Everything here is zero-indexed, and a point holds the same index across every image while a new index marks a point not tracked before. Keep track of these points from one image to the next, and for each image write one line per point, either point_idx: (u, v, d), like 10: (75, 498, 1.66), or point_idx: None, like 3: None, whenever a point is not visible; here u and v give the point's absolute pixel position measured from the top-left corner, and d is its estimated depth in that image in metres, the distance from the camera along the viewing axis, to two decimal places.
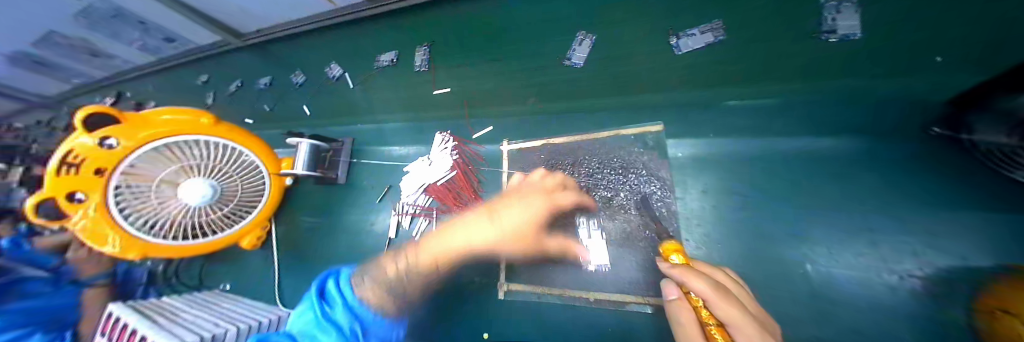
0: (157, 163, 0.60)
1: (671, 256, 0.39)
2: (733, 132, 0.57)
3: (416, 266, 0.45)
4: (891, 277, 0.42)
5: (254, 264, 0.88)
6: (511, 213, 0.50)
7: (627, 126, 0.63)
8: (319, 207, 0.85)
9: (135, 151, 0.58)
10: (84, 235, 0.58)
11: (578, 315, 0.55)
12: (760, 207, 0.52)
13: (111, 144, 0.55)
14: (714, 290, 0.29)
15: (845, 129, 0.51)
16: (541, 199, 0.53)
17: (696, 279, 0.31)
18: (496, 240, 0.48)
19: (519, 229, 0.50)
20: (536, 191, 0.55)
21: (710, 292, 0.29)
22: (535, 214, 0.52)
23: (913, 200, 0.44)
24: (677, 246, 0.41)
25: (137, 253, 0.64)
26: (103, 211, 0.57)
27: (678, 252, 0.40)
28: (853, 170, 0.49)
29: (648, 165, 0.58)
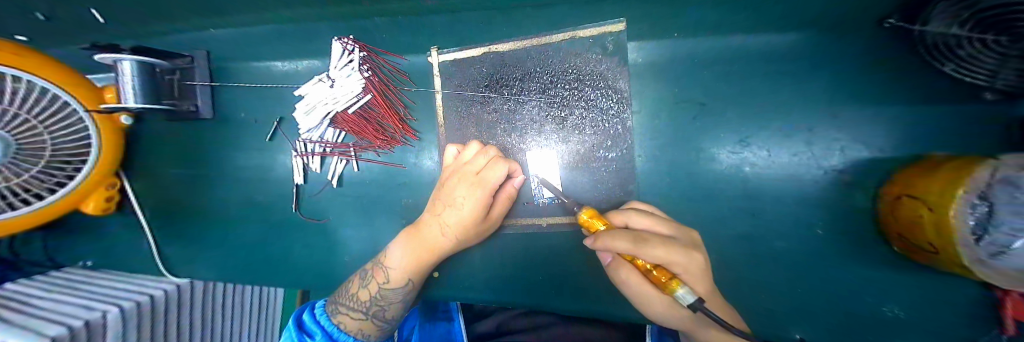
0: None
1: (596, 224, 0.33)
2: (713, 24, 0.46)
3: (416, 250, 0.45)
4: (817, 172, 0.45)
5: (115, 233, 0.66)
6: (460, 198, 0.43)
7: (585, 25, 0.48)
8: (191, 152, 0.64)
9: None
10: None
11: (532, 239, 0.53)
12: (718, 117, 0.48)
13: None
14: (633, 245, 0.28)
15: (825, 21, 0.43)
16: (481, 191, 0.42)
17: (615, 239, 0.29)
18: (445, 237, 0.44)
19: (466, 219, 0.43)
20: (476, 176, 0.43)
21: (631, 247, 0.28)
22: (476, 208, 0.43)
23: (854, 98, 0.44)
24: (594, 210, 0.35)
25: None
26: None
27: (598, 216, 0.34)
28: (814, 68, 0.46)
29: (607, 75, 0.48)
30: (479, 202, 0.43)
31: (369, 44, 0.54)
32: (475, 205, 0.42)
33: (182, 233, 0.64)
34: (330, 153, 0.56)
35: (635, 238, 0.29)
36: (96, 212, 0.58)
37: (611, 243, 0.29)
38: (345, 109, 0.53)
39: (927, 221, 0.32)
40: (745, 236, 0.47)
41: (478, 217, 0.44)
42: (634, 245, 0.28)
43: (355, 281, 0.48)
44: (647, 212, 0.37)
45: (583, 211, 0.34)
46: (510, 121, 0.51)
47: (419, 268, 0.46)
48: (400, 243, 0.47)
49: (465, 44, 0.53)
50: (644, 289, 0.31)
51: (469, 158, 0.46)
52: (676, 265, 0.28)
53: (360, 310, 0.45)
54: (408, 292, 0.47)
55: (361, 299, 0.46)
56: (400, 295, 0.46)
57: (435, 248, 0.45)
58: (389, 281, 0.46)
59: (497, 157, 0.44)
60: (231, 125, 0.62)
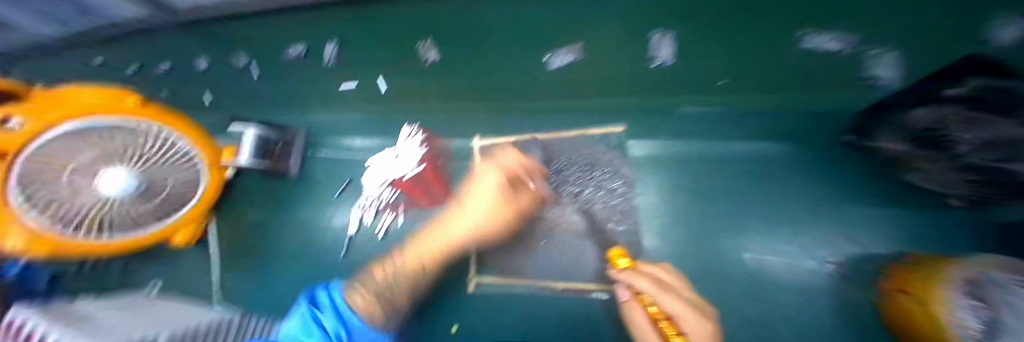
0: (76, 146, 0.49)
1: (619, 261, 0.45)
2: (695, 133, 0.60)
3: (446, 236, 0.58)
4: (811, 263, 0.49)
5: (176, 265, 0.75)
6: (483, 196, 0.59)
7: (594, 126, 0.64)
8: (268, 201, 0.77)
9: (43, 134, 0.47)
10: None
11: (545, 305, 0.55)
12: (710, 203, 0.56)
13: (15, 125, 0.46)
14: (654, 288, 0.39)
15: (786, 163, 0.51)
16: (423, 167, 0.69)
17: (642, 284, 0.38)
18: (465, 229, 0.58)
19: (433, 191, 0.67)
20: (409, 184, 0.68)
21: (653, 288, 0.38)
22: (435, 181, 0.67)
23: (831, 197, 0.52)
24: (623, 251, 0.46)
25: (47, 251, 0.51)
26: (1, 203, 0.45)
27: (624, 256, 0.45)
28: (789, 170, 0.55)
29: (613, 163, 0.60)
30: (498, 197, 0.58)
31: (431, 131, 0.72)
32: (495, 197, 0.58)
33: (232, 271, 0.72)
34: (382, 209, 0.68)
35: (661, 286, 0.39)
36: (180, 244, 0.69)
37: (636, 281, 0.40)
38: (403, 176, 0.68)
39: (920, 316, 0.34)
40: (752, 320, 0.48)
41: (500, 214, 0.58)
42: (657, 293, 0.38)
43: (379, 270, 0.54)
44: (672, 273, 0.45)
45: (612, 250, 0.47)
46: (532, 192, 0.62)
47: (436, 257, 0.56)
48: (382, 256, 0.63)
49: (502, 133, 0.69)
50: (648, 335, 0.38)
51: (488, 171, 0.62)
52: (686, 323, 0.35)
53: (372, 289, 0.50)
54: (419, 276, 0.55)
55: (376, 281, 0.52)
56: (404, 278, 0.53)
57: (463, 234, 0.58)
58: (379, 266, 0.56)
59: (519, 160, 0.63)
60: (306, 183, 0.76)
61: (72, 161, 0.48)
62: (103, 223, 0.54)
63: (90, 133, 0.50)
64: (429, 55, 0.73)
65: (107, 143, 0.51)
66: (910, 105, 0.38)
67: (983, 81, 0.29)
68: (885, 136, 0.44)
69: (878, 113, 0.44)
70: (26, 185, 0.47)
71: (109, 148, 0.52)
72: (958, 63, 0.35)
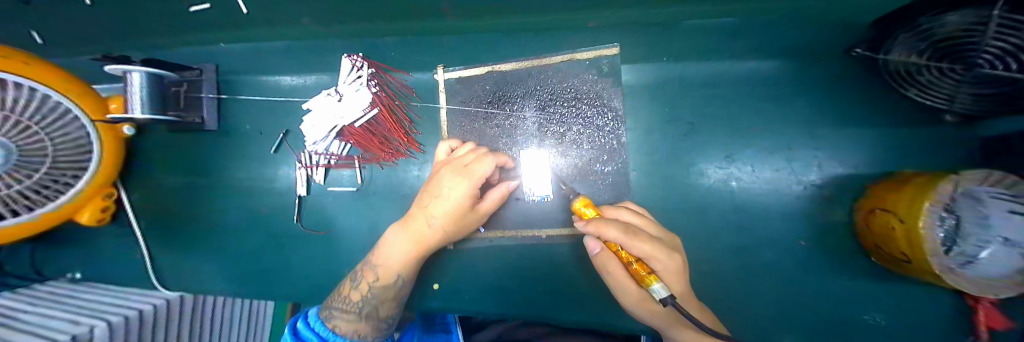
0: None
1: (586, 213, 0.36)
2: (693, 54, 0.51)
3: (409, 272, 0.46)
4: (798, 189, 0.48)
5: (106, 244, 0.64)
6: (449, 185, 0.43)
7: (582, 48, 0.53)
8: (194, 162, 0.63)
9: None
10: None
11: (533, 251, 0.54)
12: (705, 135, 0.51)
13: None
14: (624, 235, 0.32)
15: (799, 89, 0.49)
16: (467, 184, 0.42)
17: (608, 227, 0.32)
18: (430, 230, 0.44)
19: (455, 212, 0.43)
20: (464, 168, 0.43)
21: (622, 236, 0.31)
22: (463, 199, 0.42)
23: (830, 118, 0.49)
24: (589, 201, 0.37)
25: None
26: None
27: (591, 207, 0.36)
28: (789, 93, 0.50)
29: (603, 94, 0.51)
30: (465, 201, 0.43)
31: (378, 62, 0.56)
32: (463, 199, 0.42)
33: (174, 245, 0.63)
34: (334, 165, 0.58)
35: (626, 229, 0.32)
36: (91, 223, 0.57)
37: (604, 230, 0.32)
38: (353, 123, 0.55)
39: (897, 235, 0.35)
40: (732, 249, 0.49)
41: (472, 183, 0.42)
42: (625, 236, 0.32)
43: (349, 283, 0.47)
44: (638, 213, 0.41)
45: (577, 200, 0.37)
46: (512, 135, 0.53)
47: (411, 260, 0.45)
48: (388, 239, 0.46)
49: (470, 62, 0.56)
50: (621, 279, 0.36)
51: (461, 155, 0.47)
52: (656, 261, 0.33)
53: (353, 309, 0.44)
54: (400, 288, 0.46)
55: (353, 299, 0.45)
56: (386, 293, 0.45)
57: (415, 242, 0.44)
58: (379, 278, 0.45)
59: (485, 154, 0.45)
60: (236, 137, 0.63)
61: None
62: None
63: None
64: None
65: None
66: (939, 12, 0.32)
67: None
68: (901, 45, 0.38)
69: (896, 24, 0.38)
70: None
71: None
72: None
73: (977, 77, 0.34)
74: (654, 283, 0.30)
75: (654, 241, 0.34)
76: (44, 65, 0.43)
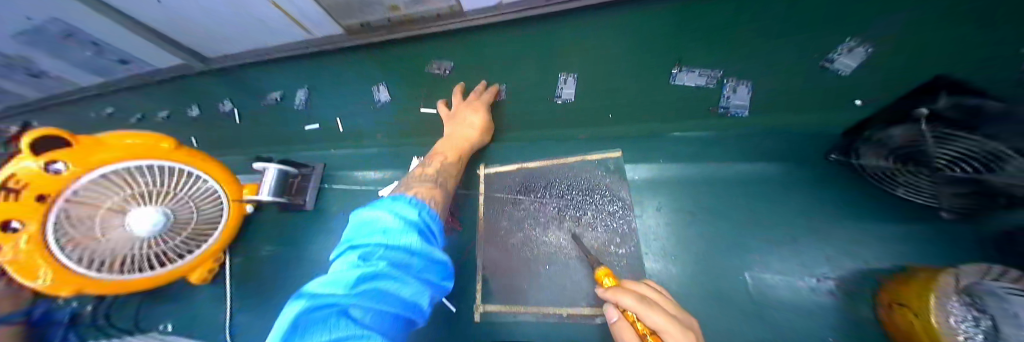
0: (107, 189, 0.50)
1: (603, 280, 0.44)
2: (682, 157, 0.65)
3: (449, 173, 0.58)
4: (813, 281, 0.50)
5: (198, 299, 0.77)
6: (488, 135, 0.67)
7: (592, 152, 0.69)
8: (286, 233, 0.81)
9: (84, 177, 0.48)
10: (12, 268, 0.47)
11: (555, 331, 0.56)
12: (707, 223, 0.58)
13: (56, 169, 0.46)
14: (638, 303, 0.36)
15: (780, 185, 0.58)
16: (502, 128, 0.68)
17: (622, 296, 0.38)
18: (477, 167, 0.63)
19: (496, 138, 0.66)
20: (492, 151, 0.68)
21: (636, 304, 0.35)
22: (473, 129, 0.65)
23: (823, 212, 0.55)
24: (609, 271, 0.46)
25: (73, 290, 0.53)
26: (34, 239, 0.46)
27: (609, 275, 0.45)
28: (776, 188, 0.59)
29: (611, 186, 0.64)
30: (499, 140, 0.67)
31: None
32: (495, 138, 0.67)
33: (247, 304, 0.74)
34: None
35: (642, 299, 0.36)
36: (197, 279, 0.71)
37: (619, 297, 0.38)
38: None
39: (919, 331, 0.35)
40: (760, 341, 0.48)
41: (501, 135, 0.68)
42: (639, 305, 0.35)
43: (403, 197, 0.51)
44: (658, 291, 0.42)
45: (598, 269, 0.46)
46: (537, 218, 0.65)
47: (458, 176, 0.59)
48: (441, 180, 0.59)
49: (505, 162, 0.74)
50: None
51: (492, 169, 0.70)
52: (670, 334, 0.33)
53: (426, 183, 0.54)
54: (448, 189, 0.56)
55: (424, 176, 0.56)
56: (451, 167, 0.60)
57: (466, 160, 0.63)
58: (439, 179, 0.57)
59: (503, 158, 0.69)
60: (321, 215, 0.81)
61: (100, 202, 0.50)
62: (126, 261, 0.56)
63: (122, 174, 0.52)
64: (382, 97, 0.78)
65: (130, 185, 0.52)
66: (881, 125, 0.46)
67: (955, 100, 0.37)
68: (870, 154, 0.49)
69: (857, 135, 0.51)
70: (62, 224, 0.48)
71: (136, 191, 0.53)
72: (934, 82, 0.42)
73: (945, 178, 0.42)
74: None
75: (675, 320, 0.35)
76: (211, 160, 0.64)
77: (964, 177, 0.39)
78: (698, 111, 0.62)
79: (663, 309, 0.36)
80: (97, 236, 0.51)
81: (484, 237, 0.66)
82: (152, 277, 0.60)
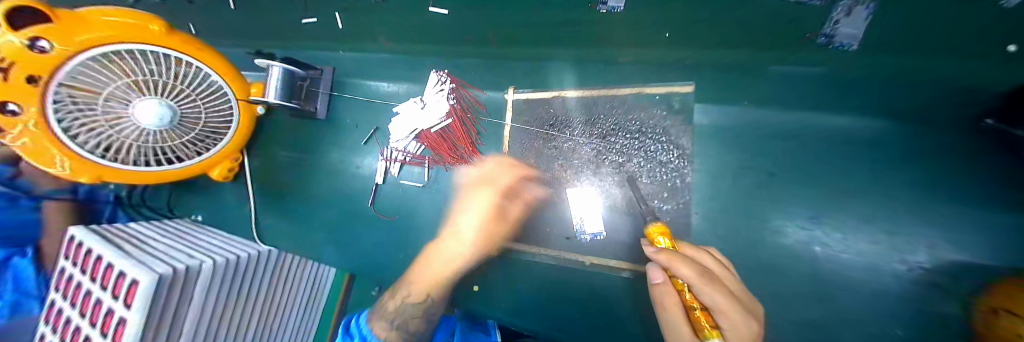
0: (104, 74, 0.42)
1: (658, 239, 0.38)
2: (780, 103, 0.49)
3: (413, 318, 0.48)
4: (898, 268, 0.42)
5: (227, 197, 0.80)
6: (471, 211, 0.53)
7: (653, 83, 0.54)
8: (300, 142, 0.77)
9: (76, 59, 0.39)
10: (23, 152, 0.42)
11: (576, 275, 0.54)
12: (783, 188, 0.48)
13: (42, 48, 0.36)
14: (697, 276, 0.30)
15: (906, 154, 0.44)
16: (490, 190, 0.53)
17: (680, 264, 0.31)
18: (464, 251, 0.52)
19: (482, 224, 0.52)
20: (491, 182, 0.55)
21: (695, 277, 0.30)
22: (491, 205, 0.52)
23: (954, 193, 0.42)
24: (664, 229, 0.39)
25: (94, 176, 0.50)
26: (37, 122, 0.40)
27: (665, 235, 0.38)
28: (898, 157, 0.45)
29: (670, 131, 0.52)
30: (490, 208, 0.52)
31: (460, 79, 0.64)
32: (489, 206, 0.52)
33: (272, 206, 0.76)
34: (406, 162, 0.65)
35: (705, 276, 0.30)
36: (219, 178, 0.71)
37: (678, 265, 0.31)
38: (428, 129, 0.61)
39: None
40: (803, 317, 0.44)
41: (495, 221, 0.53)
42: (698, 278, 0.30)
43: (390, 299, 0.51)
44: (723, 265, 0.37)
45: (652, 227, 0.40)
46: (570, 158, 0.56)
47: (441, 281, 0.51)
48: (434, 252, 0.54)
49: (539, 87, 0.61)
50: (677, 319, 0.34)
51: (487, 172, 0.56)
52: (727, 318, 0.29)
53: (392, 321, 0.47)
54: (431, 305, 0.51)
55: (392, 309, 0.49)
56: (416, 309, 0.49)
57: (453, 264, 0.52)
58: (413, 295, 0.50)
59: (512, 168, 0.55)
60: (335, 126, 0.75)
61: (102, 89, 0.42)
62: (144, 152, 0.52)
63: (116, 59, 0.42)
64: None
65: (130, 74, 0.43)
66: None
67: None
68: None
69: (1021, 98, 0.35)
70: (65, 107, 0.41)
71: (135, 78, 0.43)
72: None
73: None
74: None
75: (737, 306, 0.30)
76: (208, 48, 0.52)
77: None
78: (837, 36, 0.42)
79: (726, 287, 0.31)
80: (106, 123, 0.45)
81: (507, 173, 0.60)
82: (173, 172, 0.58)
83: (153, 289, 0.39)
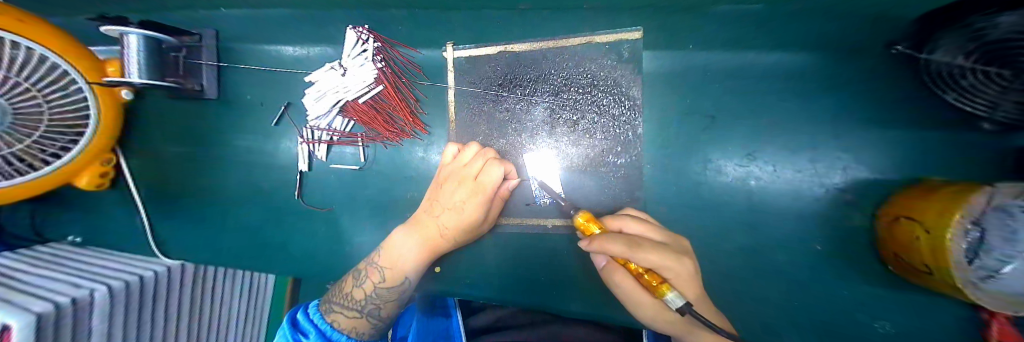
0: None
1: (591, 229, 0.36)
2: (722, 42, 0.48)
3: (383, 295, 0.47)
4: (817, 192, 0.47)
5: (109, 210, 0.63)
6: (458, 198, 0.46)
7: (602, 30, 0.49)
8: (193, 131, 0.62)
9: None
10: None
11: (537, 241, 0.53)
12: (725, 130, 0.49)
13: None
14: (628, 248, 0.32)
15: (826, 86, 0.47)
16: (479, 195, 0.44)
17: (609, 244, 0.33)
18: (442, 237, 0.47)
19: (466, 208, 0.45)
20: (473, 180, 0.45)
21: (624, 251, 0.32)
22: (476, 210, 0.45)
23: (862, 120, 0.46)
24: (591, 215, 0.37)
25: None
26: None
27: (593, 221, 0.37)
28: (820, 91, 0.47)
29: (619, 82, 0.49)
30: (483, 197, 0.44)
31: (385, 37, 0.53)
32: (479, 201, 0.45)
33: (177, 212, 0.63)
34: (337, 143, 0.56)
35: (630, 243, 0.33)
36: (87, 187, 0.55)
37: (607, 245, 0.33)
38: (356, 99, 0.53)
39: (921, 249, 0.33)
40: (743, 247, 0.48)
41: (487, 207, 0.46)
42: (627, 249, 0.32)
43: (353, 282, 0.48)
44: (640, 219, 0.41)
45: (578, 215, 0.37)
46: (521, 121, 0.51)
47: (417, 266, 0.47)
48: (397, 241, 0.48)
49: (480, 41, 0.53)
50: (635, 291, 0.36)
51: (468, 160, 0.47)
52: (666, 268, 0.33)
53: (356, 308, 0.46)
54: (402, 291, 0.48)
55: (356, 298, 0.46)
56: (389, 295, 0.47)
57: (422, 251, 0.47)
58: (384, 280, 0.47)
59: (492, 159, 0.46)
60: (237, 107, 0.60)
61: None
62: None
63: None
64: None
65: None
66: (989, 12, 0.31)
67: None
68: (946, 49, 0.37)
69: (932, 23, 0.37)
70: None
71: None
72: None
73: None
74: (670, 293, 0.30)
75: (660, 247, 0.34)
76: (35, 22, 0.40)
77: None
78: None
79: (646, 242, 0.35)
80: None
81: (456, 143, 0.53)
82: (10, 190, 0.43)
83: (36, 330, 0.32)
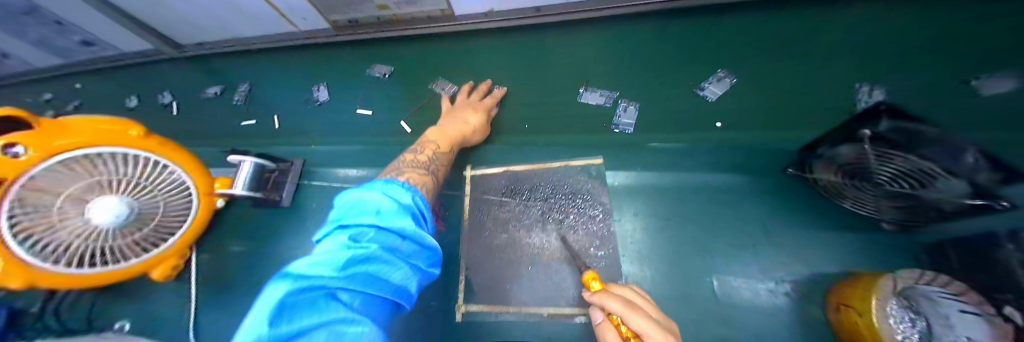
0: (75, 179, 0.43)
1: (592, 284, 0.44)
2: (661, 166, 0.67)
3: (430, 161, 0.58)
4: (773, 284, 0.54)
5: (155, 298, 0.72)
6: (467, 89, 0.68)
7: (577, 158, 0.70)
8: (261, 230, 0.78)
9: (46, 165, 0.40)
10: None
11: (533, 331, 0.57)
12: (682, 228, 0.62)
13: (15, 153, 0.38)
14: (622, 307, 0.36)
15: (747, 195, 0.63)
16: (473, 88, 0.68)
17: (606, 298, 0.38)
18: (469, 118, 0.65)
19: (477, 104, 0.66)
20: (467, 91, 0.69)
21: (619, 307, 0.36)
22: (477, 90, 0.69)
23: (785, 222, 0.59)
24: (596, 275, 0.46)
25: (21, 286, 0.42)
26: None
27: (596, 280, 0.44)
28: (744, 198, 0.63)
29: (593, 192, 0.66)
30: (474, 97, 0.67)
31: None
32: (474, 97, 0.67)
33: (217, 302, 0.71)
34: None
35: (626, 303, 0.37)
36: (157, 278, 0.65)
37: (605, 300, 0.38)
38: None
39: (864, 332, 0.38)
40: (726, 340, 0.51)
41: (481, 108, 0.67)
42: (624, 308, 0.36)
43: (399, 166, 0.55)
44: (644, 297, 0.43)
45: (585, 273, 0.46)
46: (520, 220, 0.66)
47: (454, 140, 0.62)
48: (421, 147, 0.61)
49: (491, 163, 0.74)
50: None
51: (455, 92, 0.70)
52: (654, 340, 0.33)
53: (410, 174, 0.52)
54: (440, 166, 0.59)
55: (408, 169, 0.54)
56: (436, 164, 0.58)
57: (458, 130, 0.63)
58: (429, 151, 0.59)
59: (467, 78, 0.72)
60: (302, 212, 0.79)
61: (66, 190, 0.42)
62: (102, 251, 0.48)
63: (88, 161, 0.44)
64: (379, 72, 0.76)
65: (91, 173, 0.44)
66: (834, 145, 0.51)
67: (893, 124, 0.46)
68: (820, 169, 0.54)
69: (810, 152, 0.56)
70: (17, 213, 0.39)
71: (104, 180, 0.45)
72: (877, 108, 0.49)
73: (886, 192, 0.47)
74: None
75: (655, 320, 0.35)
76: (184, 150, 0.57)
77: (905, 192, 0.45)
78: (676, 125, 0.66)
79: (645, 312, 0.36)
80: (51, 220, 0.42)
81: (468, 236, 0.66)
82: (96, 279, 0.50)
83: None
